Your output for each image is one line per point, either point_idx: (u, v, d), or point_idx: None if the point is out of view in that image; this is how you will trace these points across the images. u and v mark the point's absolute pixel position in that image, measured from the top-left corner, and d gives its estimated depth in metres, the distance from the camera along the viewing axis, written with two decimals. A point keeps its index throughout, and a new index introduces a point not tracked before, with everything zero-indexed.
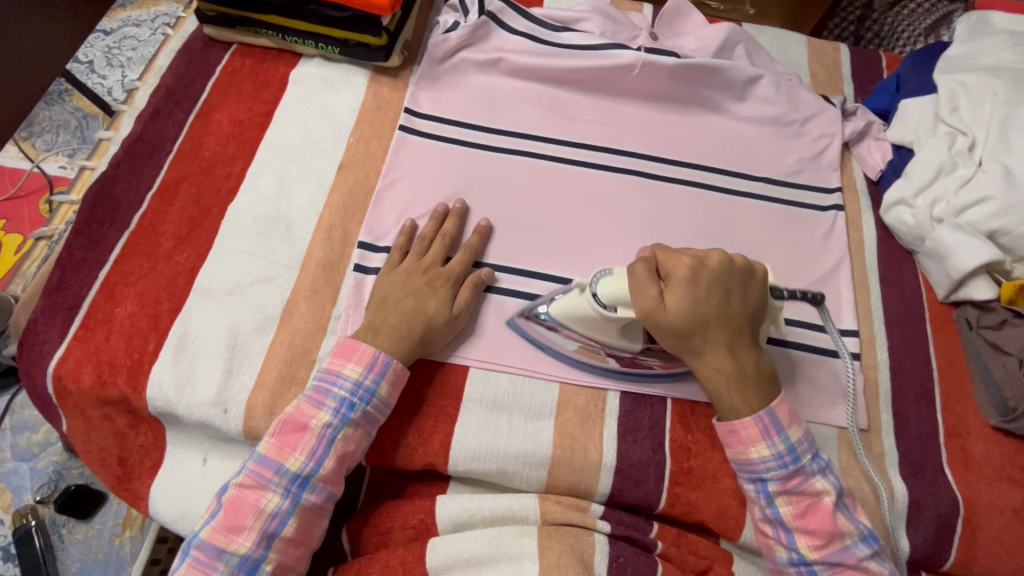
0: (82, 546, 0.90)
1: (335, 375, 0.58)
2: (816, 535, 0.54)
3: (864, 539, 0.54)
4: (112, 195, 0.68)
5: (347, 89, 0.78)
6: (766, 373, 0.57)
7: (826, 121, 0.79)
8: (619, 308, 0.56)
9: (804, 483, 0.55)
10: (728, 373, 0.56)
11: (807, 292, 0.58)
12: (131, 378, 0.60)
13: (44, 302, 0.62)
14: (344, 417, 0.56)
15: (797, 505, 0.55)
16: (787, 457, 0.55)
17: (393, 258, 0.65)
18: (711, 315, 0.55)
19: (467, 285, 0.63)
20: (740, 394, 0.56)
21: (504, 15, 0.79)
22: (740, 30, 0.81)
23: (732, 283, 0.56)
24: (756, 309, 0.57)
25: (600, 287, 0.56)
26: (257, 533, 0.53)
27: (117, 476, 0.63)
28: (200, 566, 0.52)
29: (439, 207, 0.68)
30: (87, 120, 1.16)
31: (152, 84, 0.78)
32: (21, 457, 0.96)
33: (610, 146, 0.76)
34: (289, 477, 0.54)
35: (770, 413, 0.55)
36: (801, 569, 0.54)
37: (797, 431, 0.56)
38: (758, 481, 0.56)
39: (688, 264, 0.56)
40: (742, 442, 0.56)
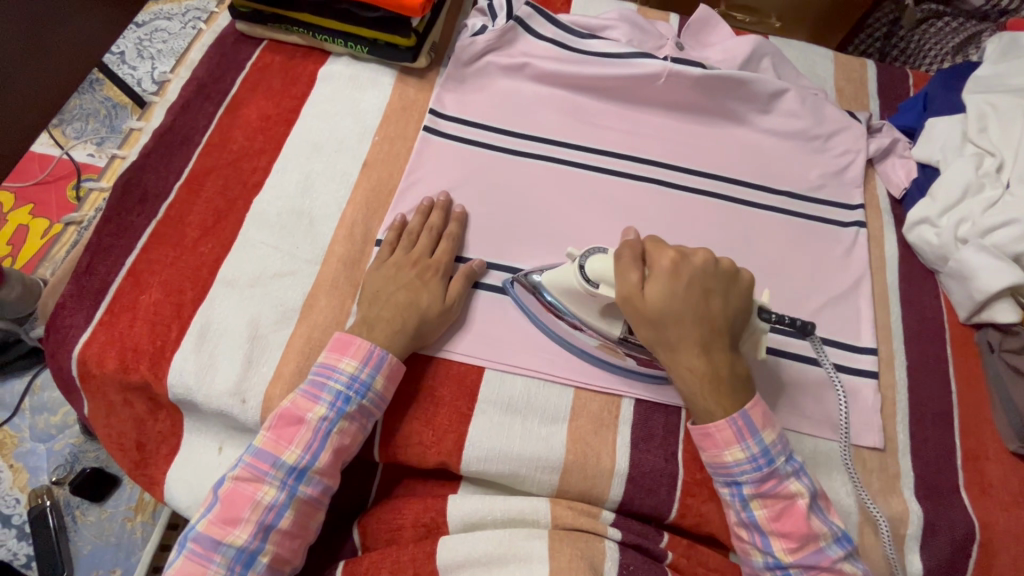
0: (94, 528, 0.92)
1: (330, 369, 0.58)
2: (790, 538, 0.54)
3: (838, 541, 0.54)
4: (141, 184, 0.69)
5: (374, 89, 0.79)
6: (741, 379, 0.56)
7: (852, 137, 0.79)
8: (601, 286, 0.58)
9: (778, 486, 0.54)
10: (702, 374, 0.55)
11: (797, 320, 0.57)
12: (153, 364, 0.61)
13: (72, 286, 0.63)
14: (340, 411, 0.57)
15: (771, 508, 0.54)
16: (761, 460, 0.54)
17: (382, 253, 0.66)
18: (689, 312, 0.55)
19: (459, 277, 0.64)
20: (712, 396, 0.55)
21: (532, 21, 0.80)
22: (767, 43, 0.81)
23: (714, 284, 0.56)
24: (738, 313, 0.56)
25: (589, 263, 0.58)
26: (253, 525, 0.53)
27: (135, 460, 0.64)
28: (196, 558, 0.53)
29: (424, 201, 0.69)
30: (117, 110, 1.19)
31: (183, 77, 0.79)
32: (39, 438, 0.97)
33: (633, 154, 0.76)
34: (285, 470, 0.55)
35: (744, 416, 0.55)
36: (777, 572, 0.54)
37: (770, 434, 0.55)
38: (733, 484, 0.55)
39: (671, 258, 0.56)
40: (716, 445, 0.55)
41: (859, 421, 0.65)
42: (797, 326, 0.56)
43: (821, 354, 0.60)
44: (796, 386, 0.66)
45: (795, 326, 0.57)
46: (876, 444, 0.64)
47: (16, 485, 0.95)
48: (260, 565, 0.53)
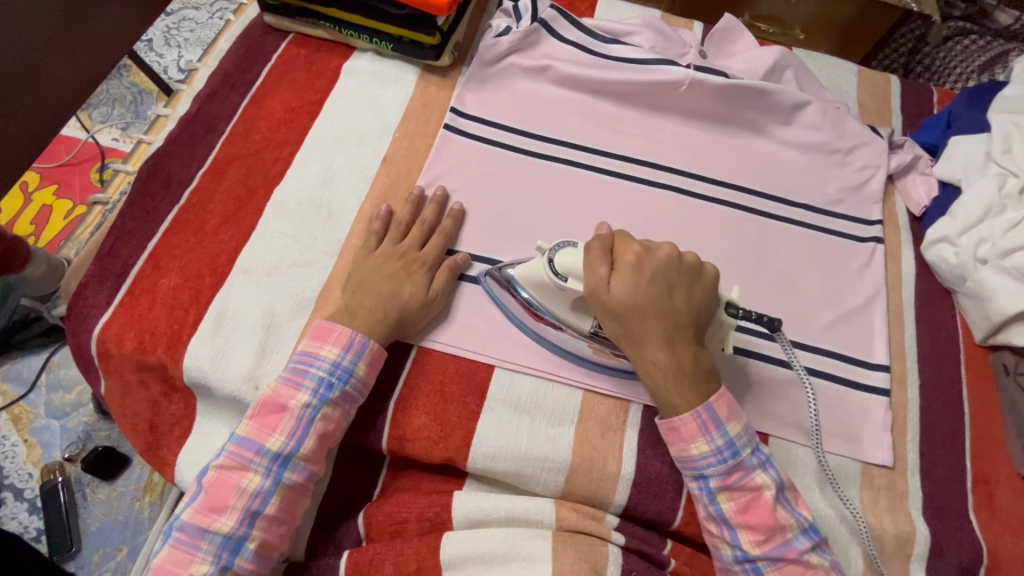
0: (103, 506, 0.93)
1: (312, 357, 0.59)
2: (757, 531, 0.53)
3: (804, 532, 0.54)
4: (166, 170, 0.71)
5: (396, 85, 0.79)
6: (706, 372, 0.56)
7: (872, 152, 0.78)
8: (569, 279, 0.57)
9: (743, 479, 0.54)
10: (665, 368, 0.55)
11: (763, 317, 0.57)
12: (171, 347, 0.62)
13: (95, 267, 0.65)
14: (323, 397, 0.57)
15: (737, 500, 0.54)
16: (726, 453, 0.54)
17: (371, 240, 0.67)
18: (653, 305, 0.55)
19: (444, 270, 0.65)
20: (677, 390, 0.55)
21: (556, 24, 0.80)
22: (790, 54, 0.81)
23: (677, 279, 0.56)
24: (702, 308, 0.56)
25: (558, 256, 0.57)
26: (239, 512, 0.54)
27: (147, 441, 0.65)
28: (183, 547, 0.53)
29: (417, 193, 0.70)
30: (142, 96, 1.20)
31: (211, 67, 0.81)
32: (54, 415, 0.99)
33: (651, 160, 0.76)
34: (270, 457, 0.56)
35: (708, 409, 0.55)
36: (745, 565, 0.54)
37: (736, 426, 0.55)
38: (700, 478, 0.55)
39: (637, 251, 0.56)
40: (682, 439, 0.55)
41: (868, 438, 0.65)
42: (763, 322, 0.56)
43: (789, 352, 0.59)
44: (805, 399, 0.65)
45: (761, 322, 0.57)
46: (885, 462, 0.64)
47: (30, 460, 0.97)
48: (247, 551, 0.54)
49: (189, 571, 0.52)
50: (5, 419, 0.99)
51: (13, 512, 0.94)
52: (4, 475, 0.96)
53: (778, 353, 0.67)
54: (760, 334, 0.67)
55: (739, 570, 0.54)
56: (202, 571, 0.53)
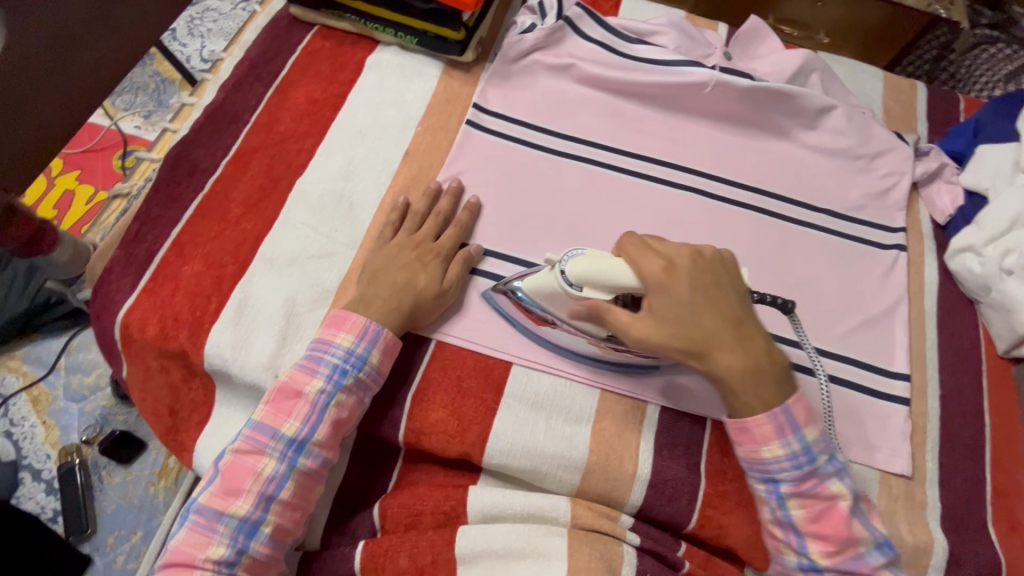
0: (119, 489, 0.94)
1: (326, 344, 0.59)
2: (828, 540, 0.53)
3: (879, 546, 0.54)
4: (191, 158, 0.71)
5: (420, 79, 0.80)
6: (773, 361, 0.56)
7: (897, 159, 0.77)
8: (585, 289, 0.56)
9: (818, 487, 0.54)
10: (740, 370, 0.54)
11: (775, 297, 0.56)
12: (192, 333, 0.62)
13: (120, 252, 0.65)
14: (337, 384, 0.58)
15: (810, 509, 0.54)
16: (802, 459, 0.54)
17: (385, 232, 0.67)
18: (700, 314, 0.54)
19: (457, 261, 0.65)
20: (757, 392, 0.54)
21: (581, 22, 0.80)
22: (817, 58, 0.80)
23: (709, 279, 0.55)
24: (741, 296, 0.56)
25: (570, 266, 0.56)
26: (255, 496, 0.54)
27: (167, 426, 0.65)
28: (201, 530, 0.54)
29: (434, 185, 0.70)
30: (165, 85, 1.21)
31: (237, 56, 0.81)
32: (72, 397, 1.01)
33: (672, 161, 0.76)
34: (284, 442, 0.56)
35: (785, 412, 0.54)
36: (810, 573, 0.54)
37: (812, 432, 0.54)
38: (770, 481, 0.55)
39: (662, 263, 0.55)
40: (754, 440, 0.55)
41: (887, 447, 0.64)
42: (778, 305, 0.55)
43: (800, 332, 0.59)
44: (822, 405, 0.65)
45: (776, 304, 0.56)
46: (904, 471, 0.63)
47: (48, 442, 0.98)
48: (261, 536, 0.54)
49: (206, 554, 0.53)
50: (24, 400, 1.01)
51: (30, 492, 0.95)
52: (22, 455, 0.98)
53: (802, 360, 0.66)
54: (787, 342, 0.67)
55: None
56: (218, 554, 0.53)
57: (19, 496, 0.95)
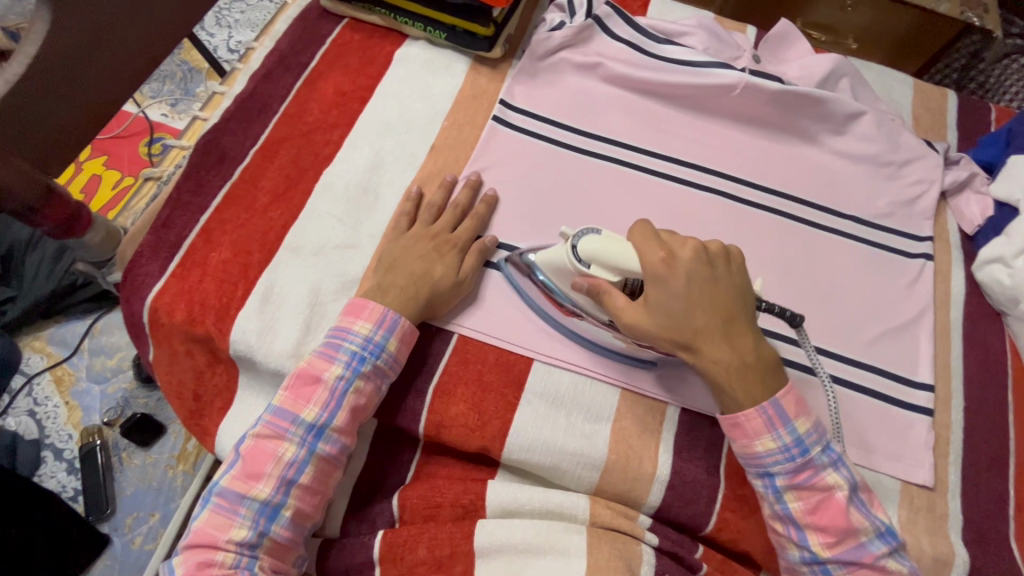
0: (139, 472, 0.97)
1: (345, 331, 0.60)
2: (827, 532, 0.53)
3: (881, 536, 0.54)
4: (221, 146, 0.72)
5: (448, 74, 0.80)
6: (766, 360, 0.56)
7: (926, 167, 0.77)
8: (593, 266, 0.57)
9: (814, 478, 0.54)
10: (728, 365, 0.55)
11: (784, 309, 0.55)
12: (219, 319, 0.63)
13: (150, 237, 0.66)
14: (356, 370, 0.58)
15: (807, 501, 0.54)
16: (794, 450, 0.54)
17: (401, 223, 0.68)
18: (694, 308, 0.55)
19: (474, 253, 0.65)
20: (745, 388, 0.55)
21: (610, 21, 0.80)
22: (847, 63, 0.80)
23: (709, 274, 0.55)
24: (740, 293, 0.56)
25: (582, 242, 0.57)
26: (275, 480, 0.55)
27: (190, 410, 0.66)
28: (223, 512, 0.54)
29: (453, 178, 0.71)
30: (192, 74, 1.22)
31: (267, 47, 0.82)
32: (95, 379, 1.04)
33: (698, 162, 0.75)
34: (305, 427, 0.56)
35: (775, 405, 0.55)
36: (814, 567, 0.54)
37: (805, 423, 0.55)
38: (766, 475, 0.55)
39: (663, 255, 0.55)
40: (747, 436, 0.55)
41: (909, 457, 0.63)
42: (787, 317, 0.55)
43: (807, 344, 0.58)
44: (843, 413, 0.64)
45: (783, 315, 0.55)
46: (926, 482, 0.63)
47: (70, 422, 1.01)
48: (283, 519, 0.55)
49: (228, 536, 0.53)
50: (48, 380, 1.04)
51: (52, 470, 0.98)
52: (45, 434, 1.00)
53: (799, 358, 0.66)
54: (783, 338, 0.66)
55: (807, 570, 0.55)
56: (241, 536, 0.53)
57: (41, 475, 0.97)
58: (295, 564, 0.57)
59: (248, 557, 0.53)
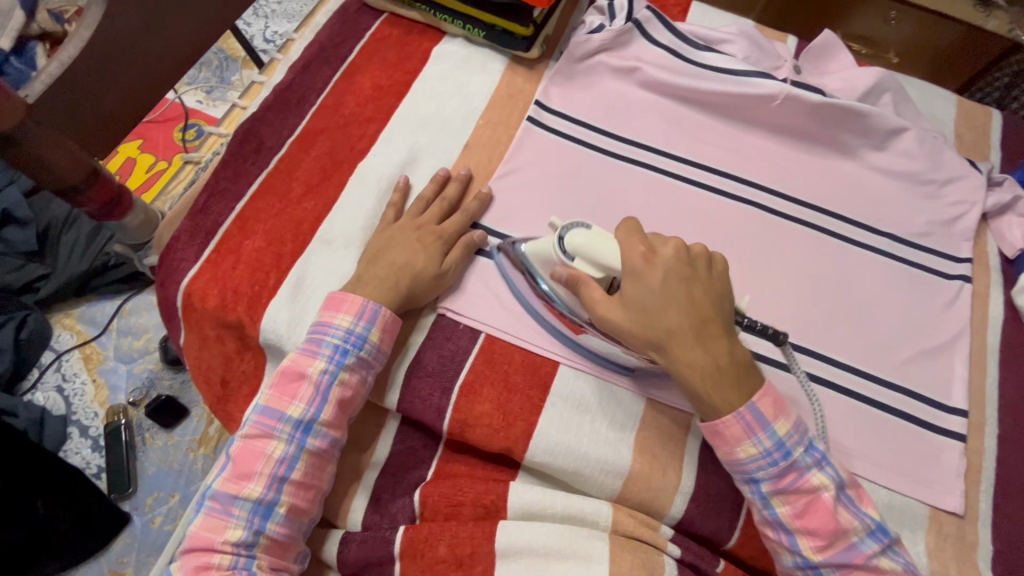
0: (161, 452, 0.99)
1: (326, 326, 0.60)
2: (817, 536, 0.53)
3: (872, 534, 0.53)
4: (259, 135, 0.73)
5: (484, 73, 0.80)
6: (742, 364, 0.55)
7: (968, 187, 0.75)
8: (578, 259, 0.57)
9: (799, 481, 0.53)
10: (700, 369, 0.53)
11: (770, 329, 0.57)
12: (250, 307, 0.63)
13: (188, 222, 0.67)
14: (339, 363, 0.58)
15: (793, 505, 0.53)
16: (777, 454, 0.54)
17: (389, 214, 0.68)
18: (671, 308, 0.54)
19: (457, 247, 0.65)
20: (721, 392, 0.54)
21: (649, 25, 0.79)
22: (891, 77, 0.78)
23: (689, 275, 0.54)
24: (720, 297, 0.55)
25: (569, 235, 0.57)
26: (267, 478, 0.55)
27: (218, 395, 0.67)
28: (216, 515, 0.55)
29: (440, 172, 0.71)
30: (228, 62, 1.23)
31: (307, 38, 0.83)
32: (122, 358, 1.06)
33: (733, 172, 0.75)
34: (291, 424, 0.57)
35: (752, 410, 0.54)
36: (808, 571, 0.54)
37: (784, 425, 0.54)
38: (751, 481, 0.55)
39: (643, 250, 0.54)
40: (728, 443, 0.54)
41: (939, 483, 0.62)
42: (768, 334, 0.56)
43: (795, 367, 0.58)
44: (874, 434, 0.63)
45: (767, 334, 0.57)
46: (956, 509, 0.61)
47: (96, 400, 1.04)
48: (277, 516, 0.55)
49: (223, 538, 0.54)
50: (77, 357, 1.07)
51: (77, 447, 1.00)
52: (73, 410, 1.03)
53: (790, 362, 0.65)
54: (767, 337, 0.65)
55: (802, 575, 0.54)
56: (236, 536, 0.54)
57: (66, 450, 1.00)
58: (296, 560, 0.57)
59: (245, 557, 0.53)
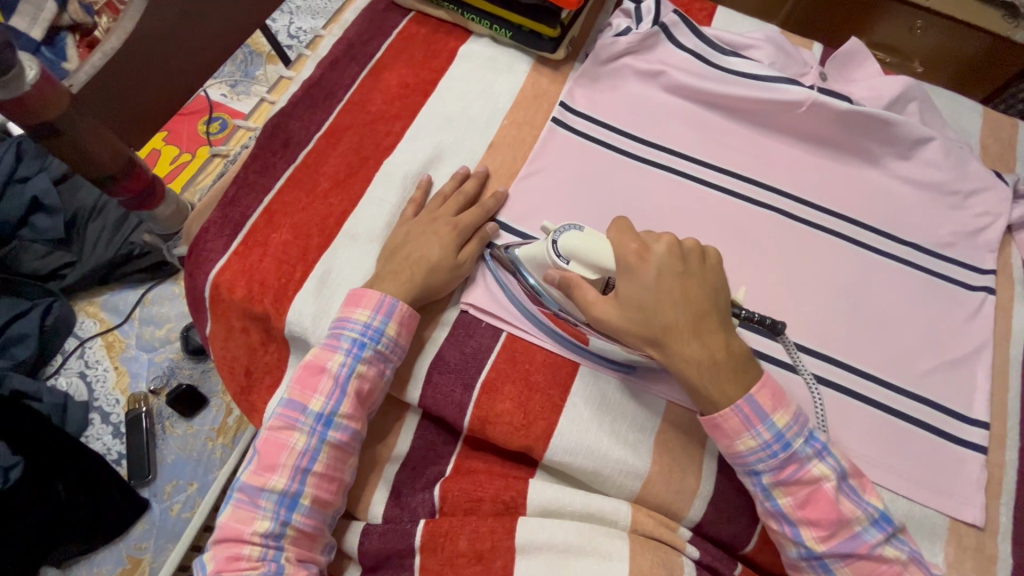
0: (180, 441, 1.01)
1: (345, 320, 0.61)
2: (820, 525, 0.53)
3: (875, 524, 0.54)
4: (288, 130, 0.73)
5: (510, 73, 0.80)
6: (740, 358, 0.55)
7: (993, 199, 0.74)
8: (572, 262, 0.57)
9: (799, 472, 0.54)
10: (698, 363, 0.54)
11: (766, 318, 0.57)
12: (277, 299, 0.64)
13: (217, 214, 0.68)
14: (357, 356, 0.59)
15: (795, 496, 0.54)
16: (776, 446, 0.54)
17: (408, 210, 0.69)
18: (664, 303, 0.54)
19: (473, 240, 0.66)
20: (718, 386, 0.54)
21: (676, 29, 0.79)
22: (917, 86, 0.78)
23: (681, 270, 0.55)
24: (714, 291, 0.55)
25: (562, 238, 0.57)
26: (290, 470, 0.56)
27: (241, 385, 0.67)
28: (245, 506, 0.56)
29: (460, 170, 0.71)
30: (253, 57, 1.25)
31: (336, 35, 0.84)
32: (143, 347, 1.08)
33: (757, 178, 0.75)
34: (313, 416, 0.57)
35: (750, 403, 0.54)
36: (813, 562, 0.54)
37: (783, 416, 0.54)
38: (752, 473, 0.55)
39: (636, 247, 0.55)
40: (726, 436, 0.55)
41: (960, 494, 0.62)
42: (767, 325, 0.56)
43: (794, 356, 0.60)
44: (895, 444, 0.63)
45: (764, 324, 0.56)
46: (976, 521, 0.61)
47: (118, 387, 1.05)
48: (302, 508, 0.55)
49: (252, 528, 0.54)
50: (100, 344, 1.08)
51: (99, 433, 1.02)
52: (95, 397, 1.05)
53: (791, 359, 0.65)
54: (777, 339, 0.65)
55: (807, 566, 0.55)
56: (264, 527, 0.54)
57: (88, 436, 1.02)
58: (323, 551, 0.58)
59: (274, 548, 0.54)
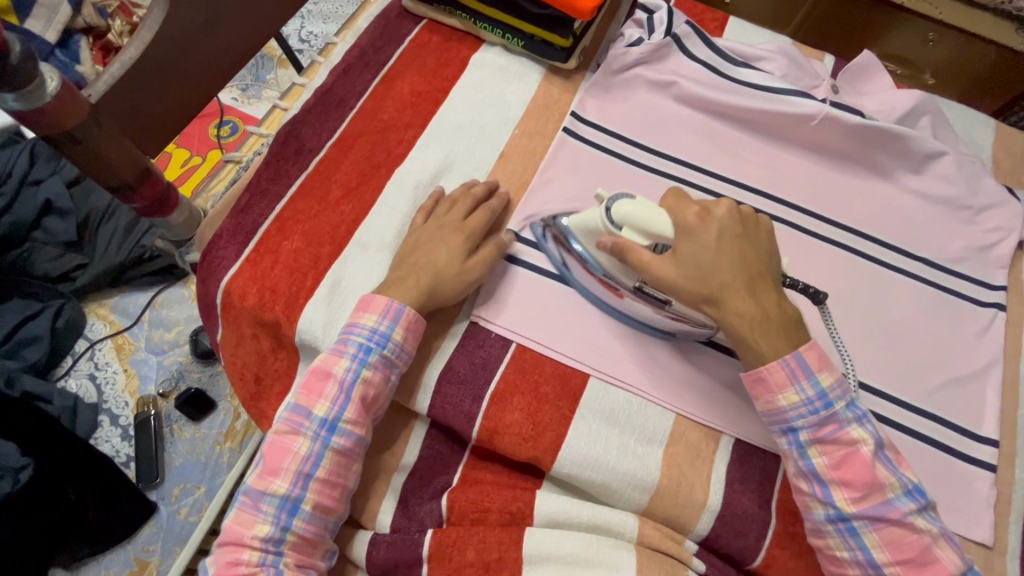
0: (188, 443, 1.02)
1: (353, 324, 0.61)
2: (852, 486, 0.53)
3: (908, 493, 0.53)
4: (300, 137, 0.74)
5: (521, 83, 0.80)
6: (792, 319, 0.56)
7: (1005, 215, 0.74)
8: (625, 228, 0.57)
9: (838, 432, 0.54)
10: (750, 318, 0.55)
11: (808, 286, 0.57)
12: (288, 307, 0.64)
13: (229, 221, 0.68)
14: (363, 361, 0.59)
15: (831, 455, 0.54)
16: (818, 404, 0.54)
17: (417, 219, 0.69)
18: (721, 262, 0.56)
19: (489, 246, 0.66)
20: (769, 340, 0.55)
21: (688, 40, 0.79)
22: (930, 100, 0.78)
23: (740, 233, 0.57)
24: (768, 255, 0.57)
25: (616, 205, 0.58)
26: (292, 475, 0.56)
27: (251, 392, 0.68)
28: (247, 509, 0.56)
29: (472, 180, 0.71)
30: (264, 60, 1.25)
31: (349, 43, 0.84)
32: (153, 349, 1.09)
33: (768, 191, 0.74)
34: (317, 421, 0.58)
35: (798, 357, 0.55)
36: (839, 525, 0.54)
37: (828, 377, 0.55)
38: (789, 432, 0.56)
39: (697, 211, 0.57)
40: (770, 390, 0.55)
41: (969, 513, 0.62)
42: (810, 294, 0.57)
43: (832, 330, 0.60)
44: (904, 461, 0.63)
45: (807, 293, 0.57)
46: (985, 540, 0.61)
47: (127, 390, 1.06)
48: (303, 513, 0.56)
49: (252, 532, 0.55)
50: (109, 346, 1.09)
51: (107, 435, 1.03)
52: (104, 398, 1.06)
53: None
54: None
55: (832, 530, 0.54)
56: (264, 531, 0.55)
57: (96, 438, 1.02)
58: (323, 557, 0.58)
59: (273, 554, 0.54)
